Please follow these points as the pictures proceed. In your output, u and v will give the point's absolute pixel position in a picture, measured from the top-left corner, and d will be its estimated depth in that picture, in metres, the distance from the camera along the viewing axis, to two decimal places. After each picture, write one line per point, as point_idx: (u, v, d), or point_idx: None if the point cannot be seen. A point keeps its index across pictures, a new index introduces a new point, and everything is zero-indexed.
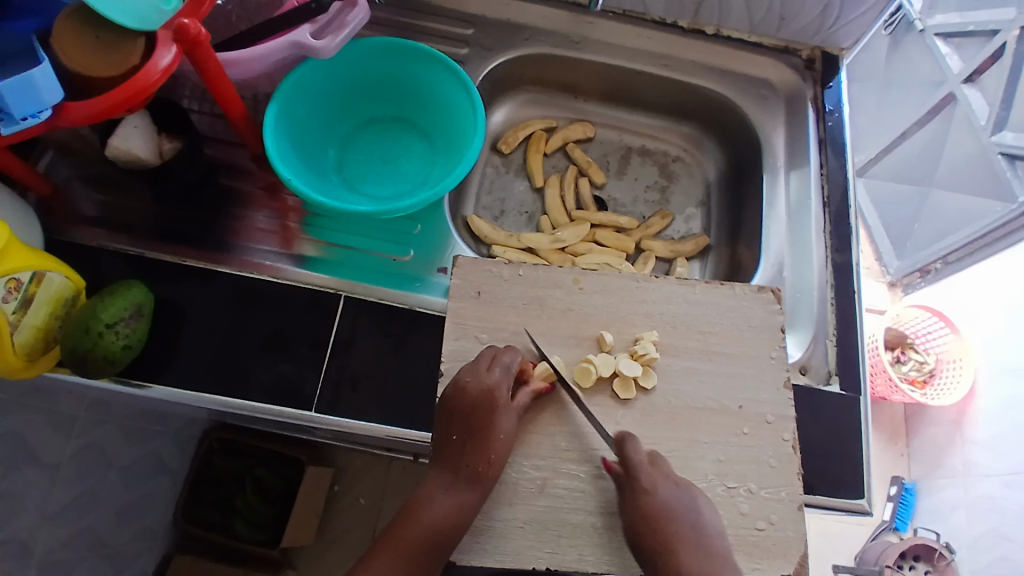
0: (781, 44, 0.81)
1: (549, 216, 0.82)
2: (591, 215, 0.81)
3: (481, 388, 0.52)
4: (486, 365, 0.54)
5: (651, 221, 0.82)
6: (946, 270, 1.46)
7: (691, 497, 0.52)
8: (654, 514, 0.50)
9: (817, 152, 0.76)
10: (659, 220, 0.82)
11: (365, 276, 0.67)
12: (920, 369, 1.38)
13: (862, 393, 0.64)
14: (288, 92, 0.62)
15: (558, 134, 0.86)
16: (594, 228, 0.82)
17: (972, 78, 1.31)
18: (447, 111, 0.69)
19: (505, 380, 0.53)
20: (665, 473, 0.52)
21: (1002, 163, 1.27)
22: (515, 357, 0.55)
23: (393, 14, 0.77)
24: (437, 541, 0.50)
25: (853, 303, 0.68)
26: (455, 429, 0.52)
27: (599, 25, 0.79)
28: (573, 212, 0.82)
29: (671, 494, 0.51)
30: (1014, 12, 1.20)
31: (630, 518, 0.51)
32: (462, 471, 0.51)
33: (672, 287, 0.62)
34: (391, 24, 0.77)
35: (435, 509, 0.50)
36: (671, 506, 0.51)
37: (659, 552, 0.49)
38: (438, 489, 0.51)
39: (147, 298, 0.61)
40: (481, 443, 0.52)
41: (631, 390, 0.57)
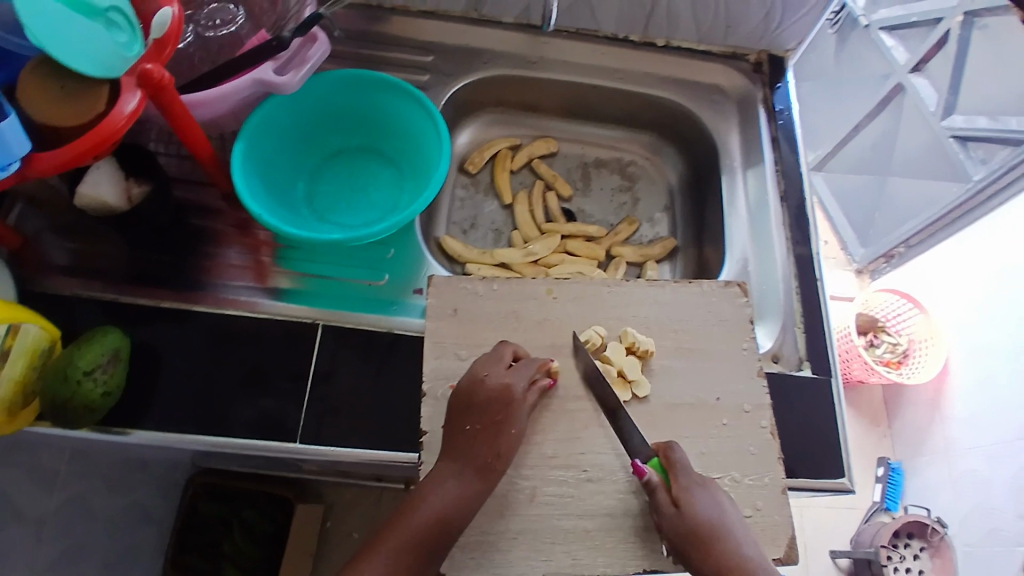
0: (729, 50, 0.85)
1: (520, 231, 0.84)
2: (560, 226, 0.83)
3: (498, 383, 0.54)
4: (505, 364, 0.56)
5: (619, 228, 0.85)
6: (911, 251, 1.55)
7: (728, 506, 0.51)
8: (705, 523, 0.49)
9: (769, 149, 0.79)
10: (627, 226, 0.85)
11: (341, 304, 0.68)
12: (894, 351, 1.44)
13: (833, 375, 0.66)
14: (254, 130, 0.63)
15: (524, 152, 0.88)
16: (564, 239, 0.84)
17: (918, 67, 1.38)
18: (411, 136, 0.70)
19: (521, 378, 0.55)
20: (704, 479, 0.52)
21: (954, 145, 1.33)
22: (535, 364, 0.56)
23: (354, 46, 0.79)
24: (438, 530, 0.49)
25: (816, 291, 0.71)
26: (467, 419, 0.53)
27: (554, 44, 0.82)
28: (543, 225, 0.84)
29: (714, 502, 0.50)
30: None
31: (675, 523, 0.49)
32: (471, 461, 0.52)
33: (643, 289, 0.64)
34: (352, 55, 0.79)
35: (439, 497, 0.50)
36: (715, 514, 0.50)
37: (697, 550, 0.48)
38: (443, 478, 0.51)
39: (123, 342, 0.61)
40: (493, 434, 0.52)
41: (628, 388, 0.59)
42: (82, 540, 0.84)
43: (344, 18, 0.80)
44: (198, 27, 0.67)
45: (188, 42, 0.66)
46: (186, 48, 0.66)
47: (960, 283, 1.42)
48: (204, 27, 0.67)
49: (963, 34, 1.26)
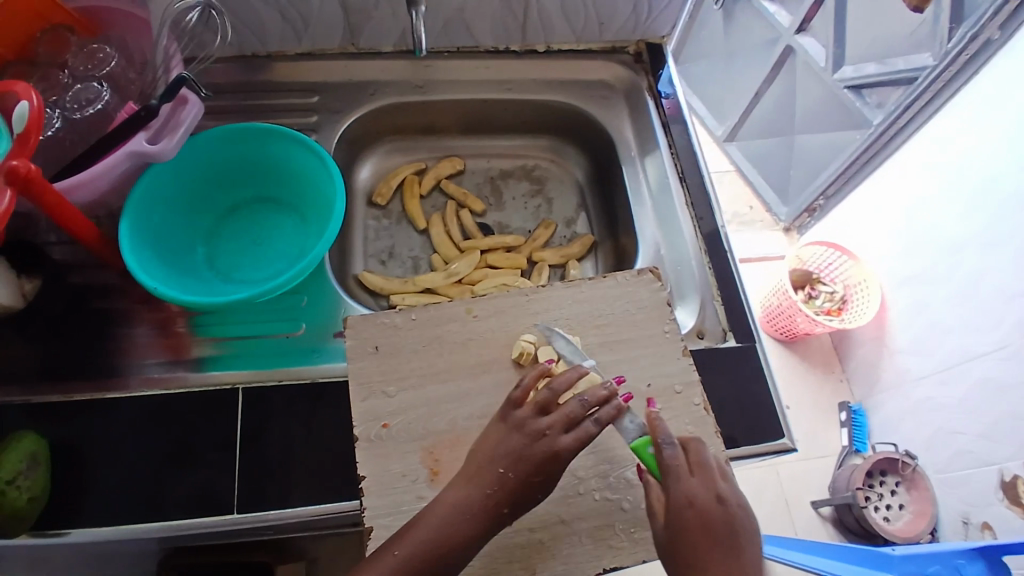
0: (608, 45, 0.87)
1: (440, 254, 0.84)
2: (478, 242, 0.84)
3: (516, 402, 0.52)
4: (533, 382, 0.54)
5: (536, 233, 0.86)
6: (829, 203, 1.61)
7: (726, 512, 0.47)
8: (693, 524, 0.46)
9: (662, 135, 0.82)
10: (543, 230, 0.86)
11: (263, 362, 0.66)
12: (832, 300, 1.49)
13: (757, 340, 0.68)
14: (137, 202, 0.61)
15: (431, 174, 0.88)
16: (484, 253, 0.84)
17: (802, 28, 1.44)
18: (305, 180, 0.70)
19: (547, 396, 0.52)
20: (708, 482, 0.48)
21: (849, 95, 1.39)
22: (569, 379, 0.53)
23: (238, 99, 0.78)
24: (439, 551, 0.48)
25: (727, 263, 0.73)
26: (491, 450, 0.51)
27: (438, 66, 0.83)
28: (461, 244, 0.84)
29: (712, 506, 0.47)
30: None
31: (666, 525, 0.47)
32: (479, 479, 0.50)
33: (561, 290, 0.65)
34: (238, 109, 0.78)
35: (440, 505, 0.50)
36: (707, 516, 0.46)
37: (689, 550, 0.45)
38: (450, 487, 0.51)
39: (41, 444, 0.59)
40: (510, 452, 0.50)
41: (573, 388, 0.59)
42: None
43: (220, 72, 0.79)
44: (65, 109, 0.65)
45: (55, 128, 0.64)
46: (54, 135, 0.64)
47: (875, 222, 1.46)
48: (71, 109, 0.65)
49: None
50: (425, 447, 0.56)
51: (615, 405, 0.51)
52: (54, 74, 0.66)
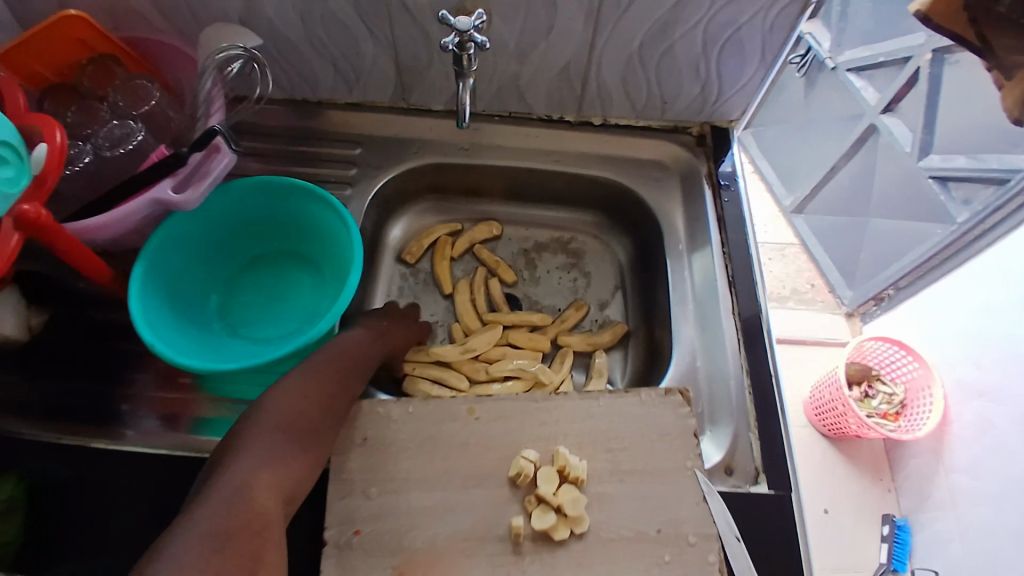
0: (670, 124, 0.81)
1: (461, 324, 0.79)
2: (502, 316, 0.78)
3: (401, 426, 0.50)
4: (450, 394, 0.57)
5: (566, 314, 0.80)
6: (900, 294, 1.47)
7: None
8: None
9: (716, 230, 0.75)
10: (574, 312, 0.80)
11: None
12: (891, 402, 1.37)
13: (793, 490, 0.59)
14: (155, 250, 0.60)
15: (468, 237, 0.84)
16: (505, 329, 0.79)
17: (889, 107, 1.35)
18: (327, 240, 0.67)
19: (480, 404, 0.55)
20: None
21: (933, 185, 1.28)
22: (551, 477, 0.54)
23: (287, 143, 0.78)
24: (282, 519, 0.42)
25: (772, 389, 0.65)
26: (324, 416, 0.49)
27: (485, 129, 0.79)
28: (484, 316, 0.79)
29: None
30: (922, 37, 1.22)
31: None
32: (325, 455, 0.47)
33: (575, 402, 0.59)
34: (287, 154, 0.77)
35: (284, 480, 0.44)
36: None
37: None
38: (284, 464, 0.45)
39: (20, 490, 0.56)
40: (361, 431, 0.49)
41: (569, 523, 0.53)
42: None
43: (273, 114, 0.79)
44: (97, 146, 0.64)
45: (85, 163, 0.63)
46: (81, 170, 0.62)
47: (936, 321, 1.33)
48: (104, 147, 0.64)
49: (934, 71, 1.21)
50: (398, 565, 0.51)
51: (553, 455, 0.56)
52: (94, 107, 0.66)
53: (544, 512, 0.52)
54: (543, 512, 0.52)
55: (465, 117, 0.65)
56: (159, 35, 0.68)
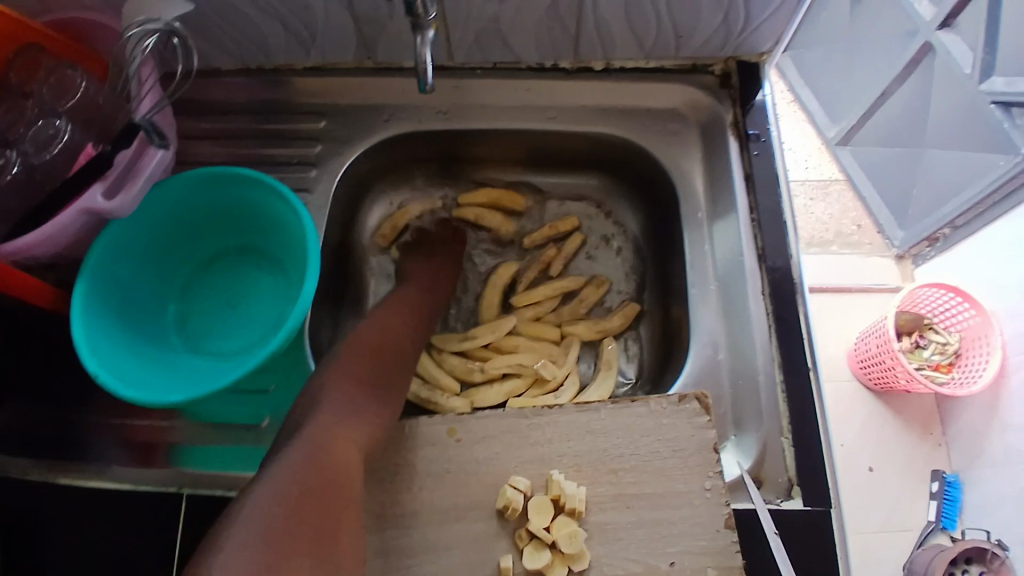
0: (687, 63, 0.69)
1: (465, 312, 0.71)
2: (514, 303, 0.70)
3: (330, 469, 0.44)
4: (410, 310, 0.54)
5: (583, 294, 0.71)
6: (957, 234, 1.31)
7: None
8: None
9: (743, 190, 0.64)
10: (592, 290, 0.71)
11: (218, 459, 0.57)
12: (943, 353, 1.23)
13: (833, 506, 0.51)
14: (97, 264, 0.53)
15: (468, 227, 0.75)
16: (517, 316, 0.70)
17: (946, 23, 1.17)
18: (286, 236, 0.59)
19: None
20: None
21: (996, 113, 1.14)
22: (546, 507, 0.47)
23: (253, 122, 0.69)
24: None
25: (809, 385, 0.56)
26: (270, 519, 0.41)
27: (469, 87, 0.69)
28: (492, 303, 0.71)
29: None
30: None
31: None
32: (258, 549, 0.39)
33: (572, 415, 0.51)
34: (258, 134, 0.69)
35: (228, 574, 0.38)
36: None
37: None
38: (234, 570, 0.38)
39: None
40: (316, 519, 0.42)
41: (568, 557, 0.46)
42: None
43: (239, 88, 0.69)
44: (25, 151, 0.57)
45: (14, 173, 0.56)
46: (8, 181, 0.55)
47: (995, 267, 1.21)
48: (31, 153, 0.57)
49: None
50: None
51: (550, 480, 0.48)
52: (20, 105, 0.58)
53: (540, 548, 0.46)
54: (538, 548, 0.46)
55: (427, 79, 0.55)
56: (90, 13, 0.60)
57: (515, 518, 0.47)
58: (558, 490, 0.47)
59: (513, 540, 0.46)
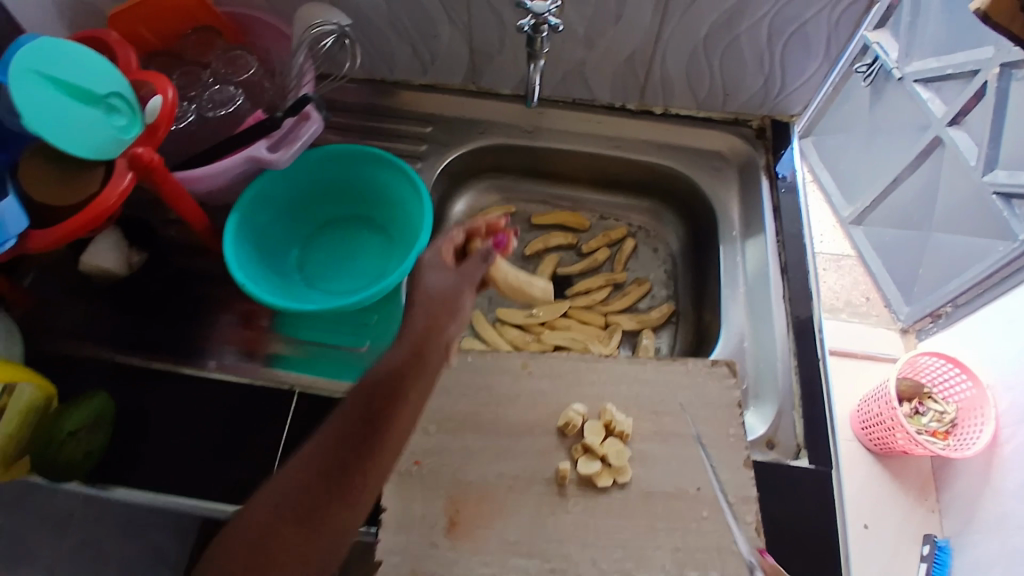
0: (730, 116, 0.84)
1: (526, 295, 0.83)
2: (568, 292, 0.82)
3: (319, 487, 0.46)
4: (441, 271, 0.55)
5: (629, 291, 0.83)
6: (959, 312, 1.43)
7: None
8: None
9: (772, 219, 0.77)
10: (636, 289, 0.83)
11: (323, 371, 0.68)
12: (941, 421, 1.28)
13: (834, 467, 0.61)
14: (249, 203, 0.67)
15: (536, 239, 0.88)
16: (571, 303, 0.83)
17: (956, 120, 1.33)
18: (396, 205, 0.73)
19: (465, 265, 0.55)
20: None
21: (998, 202, 1.27)
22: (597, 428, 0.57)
23: (361, 119, 0.84)
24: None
25: (819, 374, 0.67)
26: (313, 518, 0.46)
27: (550, 114, 0.84)
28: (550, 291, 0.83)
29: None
30: (991, 51, 1.20)
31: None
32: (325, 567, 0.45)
33: (623, 365, 0.62)
34: (362, 129, 0.83)
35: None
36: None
37: None
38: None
39: (110, 404, 0.62)
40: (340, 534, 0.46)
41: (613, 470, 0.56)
42: None
43: (352, 92, 0.84)
44: (201, 107, 0.71)
45: (189, 121, 0.70)
46: (186, 128, 0.70)
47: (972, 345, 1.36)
48: (206, 108, 0.71)
49: (1001, 86, 1.20)
50: (451, 495, 0.55)
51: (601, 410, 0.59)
52: (196, 73, 0.73)
53: (591, 459, 0.56)
54: (590, 458, 0.56)
55: (533, 95, 0.75)
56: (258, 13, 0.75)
57: (573, 435, 0.57)
58: (608, 416, 0.58)
59: (570, 453, 0.57)
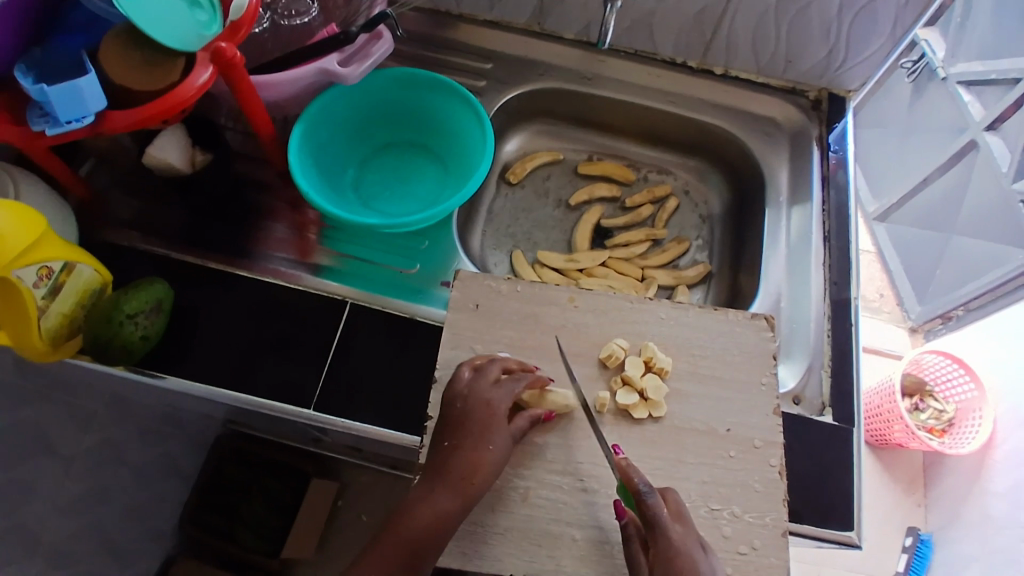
0: (788, 85, 0.84)
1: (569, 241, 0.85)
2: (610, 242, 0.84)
3: (481, 404, 0.53)
4: (488, 380, 0.55)
5: (668, 247, 0.85)
6: (969, 316, 1.38)
7: (708, 558, 0.49)
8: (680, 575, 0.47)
9: (819, 189, 0.78)
10: (676, 246, 0.85)
11: (373, 286, 0.70)
12: (939, 418, 1.29)
13: (856, 425, 0.65)
14: (315, 114, 0.68)
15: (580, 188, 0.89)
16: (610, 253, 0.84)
17: (993, 126, 1.26)
18: (457, 135, 0.74)
19: (504, 397, 0.54)
20: (690, 531, 0.49)
21: None
22: (637, 363, 0.59)
23: (419, 48, 0.83)
24: (422, 540, 0.50)
25: (850, 339, 0.70)
26: (446, 438, 0.53)
27: (610, 63, 0.84)
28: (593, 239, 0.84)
29: (696, 554, 0.48)
30: None
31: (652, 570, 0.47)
32: (447, 481, 0.51)
33: (666, 310, 0.63)
34: (416, 56, 0.83)
35: (421, 513, 0.51)
36: (696, 564, 0.47)
37: None
38: (423, 496, 0.51)
39: (168, 295, 0.63)
40: (470, 453, 0.52)
41: (648, 404, 0.58)
42: (107, 481, 0.89)
43: (412, 21, 0.84)
44: (276, 13, 0.71)
45: (264, 27, 0.71)
46: (263, 33, 0.71)
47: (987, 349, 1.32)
48: (281, 16, 0.72)
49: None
50: None
51: (641, 347, 0.60)
52: None
53: (628, 390, 0.58)
54: (627, 390, 0.58)
55: (605, 41, 0.76)
56: None
57: (613, 367, 0.59)
58: (647, 353, 0.60)
59: (609, 384, 0.59)
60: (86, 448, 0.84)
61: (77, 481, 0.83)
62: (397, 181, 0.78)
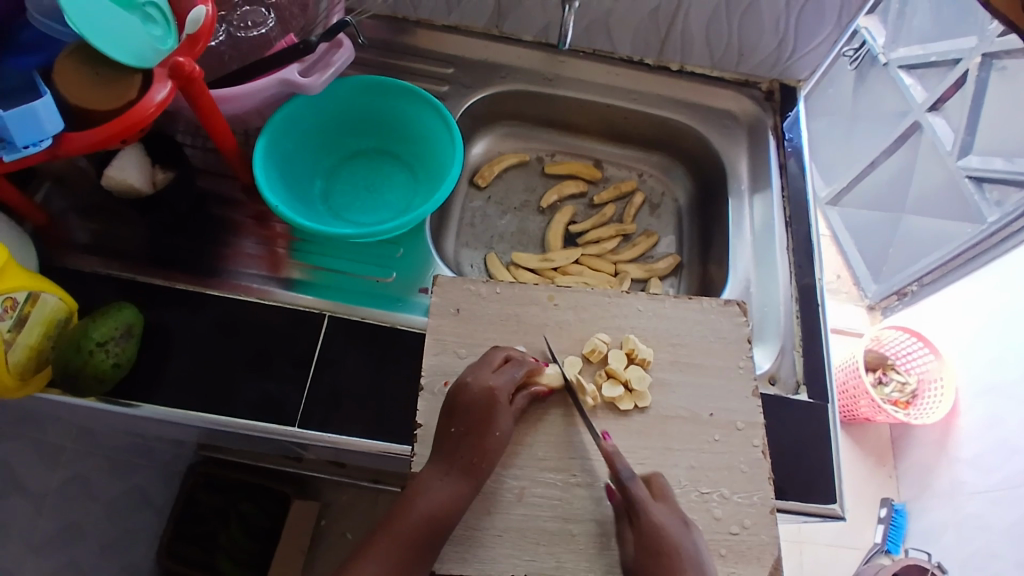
0: (742, 78, 0.87)
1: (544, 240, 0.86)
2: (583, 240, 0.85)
3: (483, 388, 0.53)
4: (490, 367, 0.55)
5: (638, 241, 0.87)
6: (924, 290, 1.43)
7: (691, 534, 0.50)
8: (662, 548, 0.48)
9: (778, 175, 0.81)
10: (645, 240, 0.87)
11: (349, 297, 0.70)
12: (902, 391, 1.34)
13: (830, 401, 0.67)
14: (278, 125, 0.67)
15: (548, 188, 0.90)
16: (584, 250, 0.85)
17: (935, 107, 1.32)
18: (426, 141, 0.75)
19: (507, 383, 0.54)
20: (671, 509, 0.51)
21: (969, 185, 1.27)
22: (619, 353, 0.60)
23: (377, 54, 0.83)
24: (430, 528, 0.49)
25: (819, 319, 0.73)
26: (455, 422, 0.53)
27: (571, 63, 0.85)
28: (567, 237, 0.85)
29: (680, 534, 0.49)
30: (974, 41, 1.21)
31: (637, 550, 0.49)
32: (457, 462, 0.51)
33: (643, 302, 0.64)
34: (376, 64, 0.82)
35: (429, 499, 0.50)
36: (679, 543, 0.49)
37: None
38: (433, 479, 0.51)
39: (138, 320, 0.62)
40: (479, 435, 0.52)
41: (632, 395, 0.59)
42: (76, 519, 0.85)
43: (369, 28, 0.83)
44: (232, 26, 0.71)
45: (221, 40, 0.70)
46: (220, 46, 0.70)
47: (936, 326, 1.40)
48: (237, 28, 0.71)
49: (981, 76, 1.20)
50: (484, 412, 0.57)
51: (620, 341, 0.61)
52: None
53: (614, 381, 0.58)
54: (613, 380, 0.58)
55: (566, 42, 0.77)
56: None
57: (596, 361, 0.60)
58: (627, 344, 0.60)
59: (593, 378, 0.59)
60: (54, 486, 0.80)
61: (47, 521, 0.79)
62: (366, 191, 0.78)
